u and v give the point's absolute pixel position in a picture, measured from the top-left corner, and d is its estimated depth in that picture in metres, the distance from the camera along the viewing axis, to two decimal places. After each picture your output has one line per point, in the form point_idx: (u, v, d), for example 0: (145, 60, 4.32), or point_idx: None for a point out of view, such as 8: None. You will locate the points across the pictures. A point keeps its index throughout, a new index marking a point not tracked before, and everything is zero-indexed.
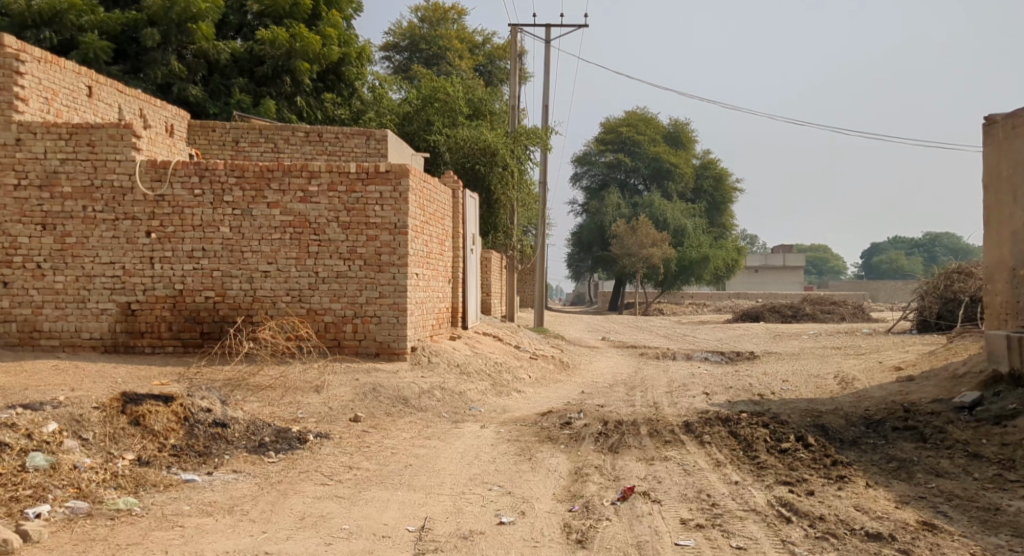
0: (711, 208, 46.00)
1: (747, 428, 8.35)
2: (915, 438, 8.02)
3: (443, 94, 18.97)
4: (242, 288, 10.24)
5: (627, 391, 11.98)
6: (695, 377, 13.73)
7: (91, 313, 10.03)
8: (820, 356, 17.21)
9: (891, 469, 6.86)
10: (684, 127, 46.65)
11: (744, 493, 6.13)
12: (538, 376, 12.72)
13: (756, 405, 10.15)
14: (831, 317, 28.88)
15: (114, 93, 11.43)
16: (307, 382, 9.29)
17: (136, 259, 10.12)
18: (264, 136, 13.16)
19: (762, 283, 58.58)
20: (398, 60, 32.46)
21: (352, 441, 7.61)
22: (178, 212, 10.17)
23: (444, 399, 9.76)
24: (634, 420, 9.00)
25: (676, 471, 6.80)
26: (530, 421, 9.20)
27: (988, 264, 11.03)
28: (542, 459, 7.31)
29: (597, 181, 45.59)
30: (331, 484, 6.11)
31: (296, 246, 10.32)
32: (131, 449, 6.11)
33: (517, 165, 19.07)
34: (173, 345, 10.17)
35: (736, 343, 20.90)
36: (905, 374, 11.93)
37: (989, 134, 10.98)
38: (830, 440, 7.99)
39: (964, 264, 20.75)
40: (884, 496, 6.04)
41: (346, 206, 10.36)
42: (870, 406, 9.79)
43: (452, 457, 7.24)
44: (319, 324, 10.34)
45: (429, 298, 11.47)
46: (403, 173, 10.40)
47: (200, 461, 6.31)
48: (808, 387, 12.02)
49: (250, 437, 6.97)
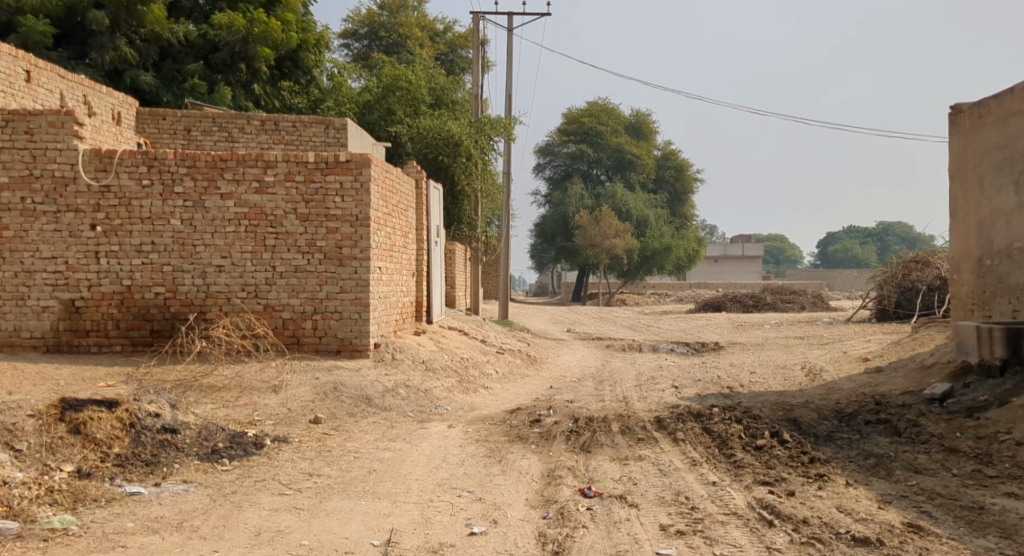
0: (672, 198, 46.06)
1: (721, 424, 8.13)
2: (890, 432, 7.85)
3: (405, 82, 18.56)
4: (195, 284, 9.78)
5: (595, 385, 11.73)
6: (663, 370, 13.54)
7: (31, 311, 9.50)
8: (785, 346, 17.16)
9: (870, 466, 6.67)
10: (645, 117, 46.59)
11: (724, 495, 5.89)
12: (505, 371, 12.41)
13: (727, 399, 9.95)
14: (791, 307, 29.04)
15: (55, 78, 10.83)
16: (263, 382, 8.89)
17: (80, 253, 9.59)
18: (217, 125, 12.65)
19: (721, 273, 58.98)
20: (357, 48, 31.87)
21: (312, 445, 7.24)
22: (125, 203, 9.67)
23: (409, 397, 9.43)
24: (604, 417, 8.75)
25: (652, 472, 6.56)
26: (498, 419, 8.90)
27: (954, 254, 10.97)
28: (512, 461, 7.01)
29: (560, 171, 45.33)
30: (290, 494, 5.74)
31: (252, 239, 9.88)
32: (69, 459, 5.70)
33: (480, 156, 18.67)
34: (121, 344, 9.69)
35: (700, 334, 20.79)
36: (873, 364, 11.85)
37: (954, 123, 10.93)
38: (805, 435, 7.80)
39: (921, 253, 20.89)
40: (866, 496, 5.83)
41: (305, 198, 9.94)
42: (841, 398, 9.65)
43: (418, 460, 6.92)
44: (277, 321, 9.92)
45: (392, 293, 11.11)
46: (364, 163, 10.00)
47: (147, 472, 5.92)
48: (777, 379, 11.88)
49: (202, 443, 6.59)
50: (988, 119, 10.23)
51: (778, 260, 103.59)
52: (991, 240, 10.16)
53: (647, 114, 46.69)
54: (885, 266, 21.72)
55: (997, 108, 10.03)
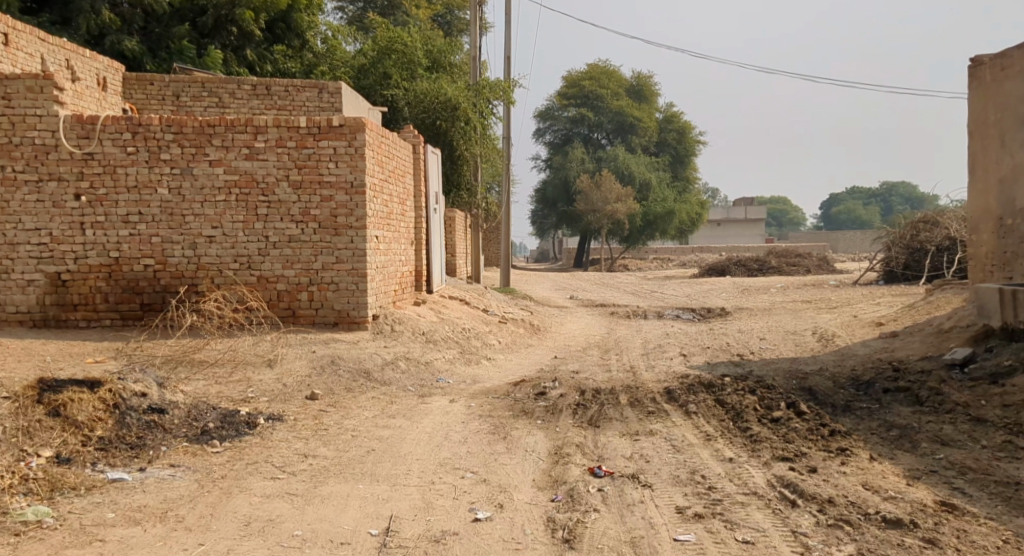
0: (675, 161, 45.41)
1: (735, 396, 7.78)
2: (911, 401, 7.39)
3: (401, 44, 18.01)
4: (185, 255, 9.42)
5: (601, 355, 11.38)
6: (670, 337, 13.19)
7: (16, 284, 9.16)
8: (793, 311, 16.78)
9: (893, 438, 6.27)
10: (646, 80, 45.77)
11: (742, 473, 5.56)
12: (508, 341, 12.09)
13: (738, 367, 9.61)
14: (796, 270, 28.63)
15: (35, 42, 10.37)
16: (259, 356, 8.59)
17: (64, 225, 9.21)
18: (207, 90, 12.21)
19: (725, 237, 58.46)
20: (352, 11, 31.20)
21: (307, 423, 6.91)
22: (109, 171, 9.26)
23: (409, 371, 9.11)
24: (612, 388, 8.42)
25: (664, 449, 6.23)
26: (501, 392, 8.56)
27: (973, 214, 10.56)
28: (517, 438, 6.68)
29: (560, 136, 44.73)
30: (283, 478, 5.42)
31: (243, 208, 9.49)
32: (48, 444, 5.39)
33: (479, 120, 18.17)
34: (111, 318, 9.36)
35: (705, 299, 20.45)
36: (887, 329, 11.45)
37: (975, 76, 10.45)
38: (822, 406, 7.42)
39: (930, 214, 20.40)
40: (893, 471, 5.46)
41: (298, 164, 9.53)
42: (856, 365, 9.27)
43: (419, 439, 6.59)
44: (271, 293, 9.57)
45: (390, 263, 10.74)
46: (358, 127, 9.58)
47: (132, 456, 5.62)
48: (788, 346, 11.53)
49: (192, 424, 6.29)
50: (1011, 71, 9.75)
51: (780, 223, 103.03)
52: (1013, 198, 9.75)
53: (649, 76, 45.88)
54: (893, 227, 21.24)
55: (1022, 60, 9.57)
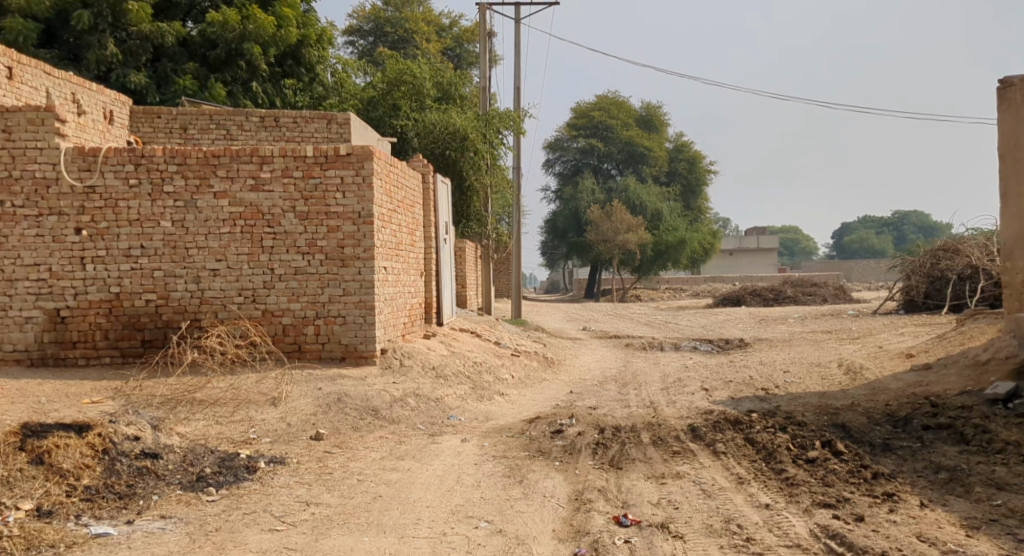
0: (687, 191, 45.06)
1: (765, 434, 7.30)
2: (955, 439, 6.87)
3: (410, 76, 17.81)
4: (188, 290, 9.06)
5: (619, 389, 10.89)
6: (690, 370, 12.68)
7: (13, 322, 8.84)
8: (814, 342, 16.25)
9: (942, 481, 5.78)
10: (656, 110, 45.58)
11: (782, 522, 5.08)
12: (521, 375, 11.64)
13: (764, 402, 9.14)
14: (813, 300, 28.02)
15: (40, 75, 10.17)
16: (262, 394, 8.19)
17: (64, 259, 8.89)
18: (215, 122, 11.97)
19: (737, 267, 58.04)
20: (362, 45, 31.26)
21: (311, 466, 6.49)
22: (111, 205, 8.96)
23: (419, 408, 8.68)
24: (633, 426, 7.98)
25: (694, 494, 5.78)
26: (515, 430, 8.12)
27: (1007, 240, 10.10)
28: (534, 481, 6.23)
29: (570, 167, 44.54)
30: (282, 530, 5.00)
31: (248, 241, 9.15)
32: (29, 495, 5.04)
33: (489, 150, 17.87)
34: (110, 356, 9.00)
35: (722, 330, 19.95)
36: (919, 361, 10.92)
37: (1005, 97, 10.04)
38: (859, 444, 6.93)
39: (951, 241, 19.90)
40: (949, 520, 4.99)
41: (304, 195, 9.21)
42: (889, 399, 8.75)
43: (430, 483, 6.15)
44: (276, 327, 9.19)
45: (399, 294, 10.37)
46: (367, 156, 9.26)
47: (120, 506, 5.23)
48: (814, 379, 11.02)
49: (187, 469, 5.91)
50: None
51: (792, 252, 102.54)
52: None
53: (659, 106, 45.71)
54: (913, 256, 20.71)
55: None
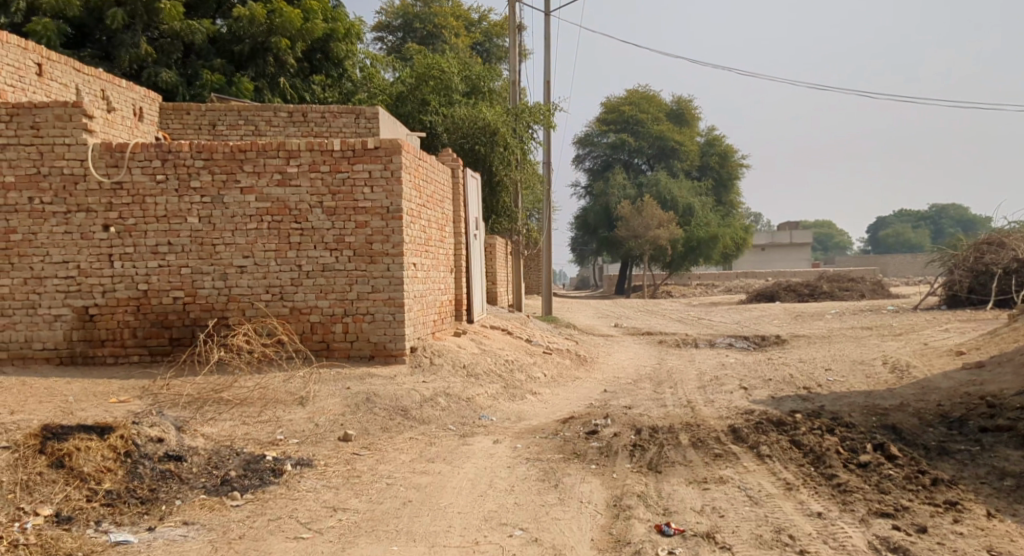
0: (718, 185, 44.46)
1: (811, 436, 6.94)
2: (1017, 442, 6.47)
3: (438, 70, 17.56)
4: (215, 287, 8.90)
5: (654, 388, 10.56)
6: (726, 368, 12.31)
7: (42, 320, 8.73)
8: (855, 338, 15.78)
9: (1008, 489, 5.41)
10: (688, 104, 44.97)
11: (837, 532, 4.76)
12: (553, 374, 11.35)
13: (806, 402, 8.78)
14: (850, 295, 27.31)
15: (69, 71, 10.10)
16: (290, 394, 8.02)
17: (93, 257, 8.78)
18: (243, 118, 11.82)
19: (770, 262, 57.33)
20: (391, 41, 31.09)
21: (338, 470, 6.25)
22: (138, 201, 8.83)
23: (449, 408, 8.43)
24: (671, 427, 7.67)
25: (740, 500, 5.46)
26: (549, 431, 7.84)
27: None
28: (570, 486, 5.95)
29: (600, 162, 44.09)
30: (308, 539, 4.78)
31: (276, 237, 8.97)
32: (49, 500, 4.90)
33: (518, 145, 17.60)
34: (139, 354, 8.87)
35: (758, 326, 19.50)
36: (970, 359, 10.46)
37: None
38: (912, 447, 6.56)
39: (996, 235, 19.27)
40: (1021, 532, 4.64)
41: (331, 189, 9.00)
42: (941, 399, 8.33)
43: (461, 487, 5.90)
44: (304, 325, 9.01)
45: (428, 291, 10.14)
46: (394, 150, 9.03)
47: (142, 512, 5.05)
48: (859, 377, 10.61)
49: (212, 472, 5.70)
50: None
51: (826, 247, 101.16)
52: None
53: (690, 100, 45.08)
54: (956, 250, 20.07)
55: None
